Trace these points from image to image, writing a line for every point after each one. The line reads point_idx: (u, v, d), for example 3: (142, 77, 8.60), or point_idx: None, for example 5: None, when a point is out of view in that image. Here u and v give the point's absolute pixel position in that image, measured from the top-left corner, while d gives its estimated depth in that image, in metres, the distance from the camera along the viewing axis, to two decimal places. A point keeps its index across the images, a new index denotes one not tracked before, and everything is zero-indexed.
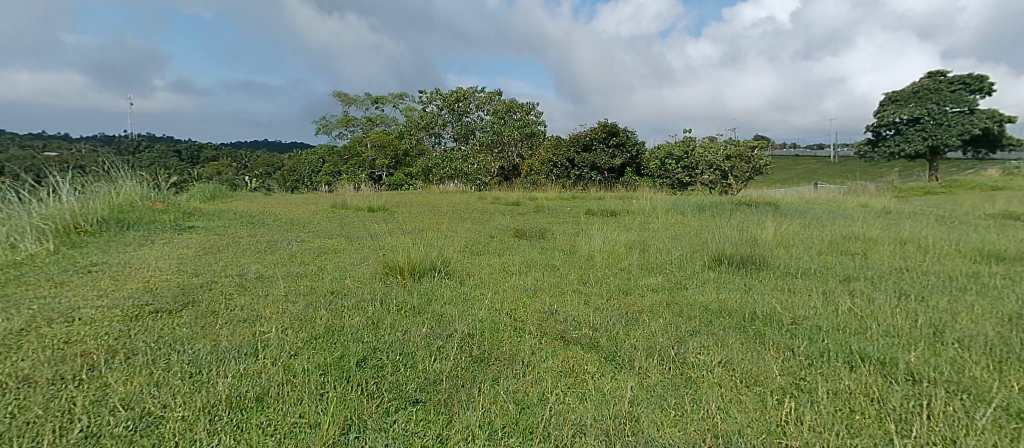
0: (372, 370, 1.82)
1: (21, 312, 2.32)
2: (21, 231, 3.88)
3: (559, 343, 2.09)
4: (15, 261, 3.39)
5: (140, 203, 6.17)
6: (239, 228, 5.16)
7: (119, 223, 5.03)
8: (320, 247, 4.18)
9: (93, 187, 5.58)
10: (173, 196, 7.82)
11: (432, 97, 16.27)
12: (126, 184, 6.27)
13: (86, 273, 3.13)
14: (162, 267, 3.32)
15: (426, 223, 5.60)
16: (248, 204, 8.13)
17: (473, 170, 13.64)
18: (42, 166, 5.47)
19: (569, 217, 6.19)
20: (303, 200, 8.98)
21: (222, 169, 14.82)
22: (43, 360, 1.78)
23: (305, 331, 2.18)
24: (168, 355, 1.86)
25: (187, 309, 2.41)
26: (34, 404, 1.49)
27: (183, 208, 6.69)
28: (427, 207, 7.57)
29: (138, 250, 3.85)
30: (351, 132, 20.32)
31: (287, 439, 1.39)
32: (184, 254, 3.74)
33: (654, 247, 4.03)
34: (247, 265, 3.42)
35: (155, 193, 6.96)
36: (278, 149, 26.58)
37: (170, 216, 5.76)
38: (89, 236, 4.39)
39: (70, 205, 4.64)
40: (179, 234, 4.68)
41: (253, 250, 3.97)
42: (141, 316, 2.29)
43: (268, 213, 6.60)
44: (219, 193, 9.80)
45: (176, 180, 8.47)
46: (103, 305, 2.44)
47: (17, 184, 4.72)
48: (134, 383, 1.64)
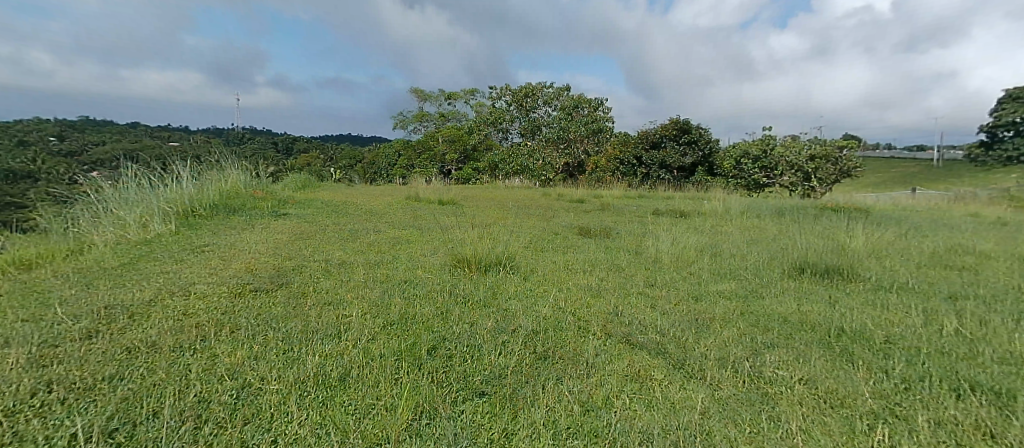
0: (441, 360, 1.89)
1: (151, 284, 2.65)
2: (152, 212, 4.45)
3: (625, 346, 2.06)
4: (146, 239, 3.88)
5: (246, 190, 6.81)
6: (326, 216, 5.54)
7: (228, 207, 5.60)
8: (395, 237, 4.39)
9: (207, 174, 6.23)
10: (270, 184, 8.55)
11: (501, 93, 16.43)
12: (232, 173, 6.94)
13: (201, 252, 3.52)
14: (261, 249, 3.64)
15: (494, 218, 5.69)
16: (334, 194, 8.71)
17: (539, 166, 13.68)
18: (168, 156, 6.19)
19: (637, 216, 6.06)
20: (381, 192, 9.48)
21: (310, 160, 15.95)
22: (167, 329, 2.02)
23: (382, 317, 2.30)
24: (266, 331, 2.04)
25: (281, 289, 2.64)
26: (160, 367, 1.69)
27: (278, 195, 7.29)
28: (495, 202, 7.70)
29: (242, 234, 4.26)
30: (424, 128, 21.03)
31: (366, 418, 1.48)
32: (280, 238, 4.08)
33: (728, 251, 3.84)
34: (332, 251, 3.67)
35: (255, 181, 7.65)
36: (357, 142, 28.22)
37: (268, 203, 6.29)
38: (203, 219, 4.91)
39: (190, 191, 5.22)
40: (276, 219, 5.12)
41: (337, 237, 4.24)
42: (243, 294, 2.54)
43: (349, 203, 7.03)
44: (309, 182, 10.57)
45: (272, 170, 9.25)
46: (213, 282, 2.73)
47: (148, 170, 5.37)
48: (238, 354, 1.82)
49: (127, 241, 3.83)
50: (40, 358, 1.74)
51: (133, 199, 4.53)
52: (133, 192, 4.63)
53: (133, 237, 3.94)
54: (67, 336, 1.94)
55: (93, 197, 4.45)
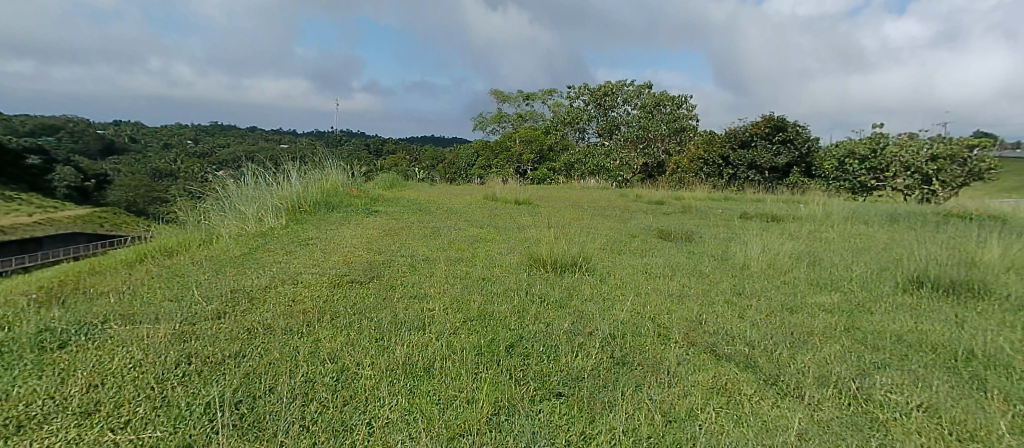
0: (519, 357, 1.92)
1: (265, 273, 2.97)
2: (266, 207, 5.01)
3: (709, 356, 1.96)
4: (260, 233, 4.35)
5: (342, 188, 7.37)
6: (410, 214, 5.83)
7: (327, 203, 6.10)
8: (473, 235, 4.52)
9: (311, 173, 6.84)
10: (362, 182, 9.18)
11: (580, 92, 16.27)
12: (331, 172, 7.54)
13: (305, 244, 3.87)
14: (355, 244, 3.92)
15: (570, 218, 5.66)
16: (418, 192, 9.15)
17: (617, 166, 13.38)
18: (278, 156, 6.88)
19: (723, 220, 5.73)
20: (461, 191, 9.81)
21: (396, 161, 16.89)
22: (278, 314, 2.26)
23: (462, 312, 2.39)
24: (360, 320, 2.21)
25: (372, 281, 2.83)
26: (274, 348, 1.90)
27: (369, 193, 7.81)
28: (571, 202, 7.65)
29: (337, 229, 4.61)
30: (502, 128, 21.41)
31: (450, 409, 1.54)
32: (370, 234, 4.37)
33: (828, 260, 3.51)
34: (416, 248, 3.86)
35: (350, 179, 8.25)
36: (439, 143, 29.38)
37: (360, 200, 6.76)
38: (306, 214, 5.40)
39: (296, 189, 5.75)
40: (367, 216, 5.49)
41: (420, 234, 4.45)
42: (340, 284, 2.76)
43: (432, 201, 7.34)
44: (396, 181, 11.20)
45: (364, 169, 9.92)
46: (315, 272, 2.99)
47: (262, 169, 6.01)
48: (337, 340, 1.98)
49: (245, 235, 4.30)
50: (182, 333, 2.02)
51: (249, 195, 5.08)
52: (250, 190, 5.20)
53: (250, 230, 4.49)
54: (201, 315, 2.24)
55: (218, 193, 5.08)
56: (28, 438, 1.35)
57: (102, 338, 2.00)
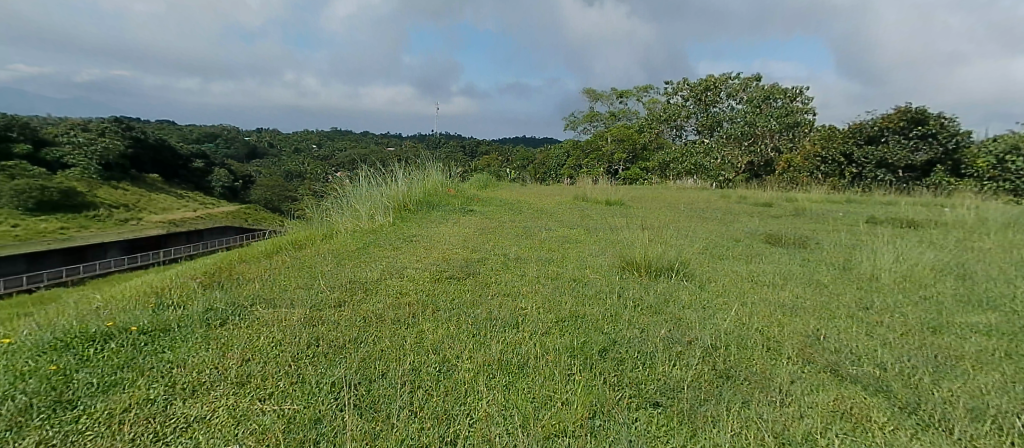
0: (613, 362, 1.88)
1: (375, 267, 3.25)
2: (375, 205, 5.43)
3: (828, 376, 1.77)
4: (370, 230, 4.74)
5: (440, 189, 7.77)
6: (504, 213, 5.97)
7: (427, 202, 6.46)
8: (565, 236, 4.51)
9: (414, 173, 7.30)
10: (458, 181, 9.59)
11: (678, 88, 15.51)
12: (431, 173, 7.98)
13: (409, 241, 4.14)
14: (452, 242, 4.11)
15: (667, 220, 5.42)
16: (511, 193, 9.34)
17: (717, 165, 12.58)
18: (385, 159, 7.44)
19: (845, 224, 5.13)
20: (552, 191, 9.83)
21: (490, 162, 17.42)
22: (386, 306, 2.48)
23: (553, 312, 2.40)
24: (458, 316, 2.34)
25: (469, 278, 2.97)
26: (384, 338, 2.07)
27: (465, 193, 8.13)
28: (667, 204, 7.33)
29: (437, 227, 4.87)
30: (594, 127, 21.11)
31: (545, 408, 1.57)
32: (467, 232, 4.56)
33: (984, 274, 2.99)
34: (508, 247, 3.95)
35: (447, 180, 8.66)
36: (532, 144, 29.72)
37: (457, 200, 7.07)
38: (409, 213, 5.77)
39: (401, 189, 6.16)
40: (464, 215, 5.72)
41: (513, 234, 4.54)
42: (440, 280, 2.93)
43: (524, 201, 7.46)
44: (490, 181, 11.55)
45: (460, 170, 10.35)
46: (417, 268, 3.20)
47: (372, 171, 6.53)
48: (438, 333, 2.12)
49: (357, 232, 4.70)
50: (310, 319, 2.29)
51: (360, 195, 5.55)
52: (361, 190, 5.67)
53: (361, 227, 4.91)
54: (324, 304, 2.52)
55: (335, 194, 5.63)
56: (199, 398, 1.60)
57: (249, 319, 2.33)
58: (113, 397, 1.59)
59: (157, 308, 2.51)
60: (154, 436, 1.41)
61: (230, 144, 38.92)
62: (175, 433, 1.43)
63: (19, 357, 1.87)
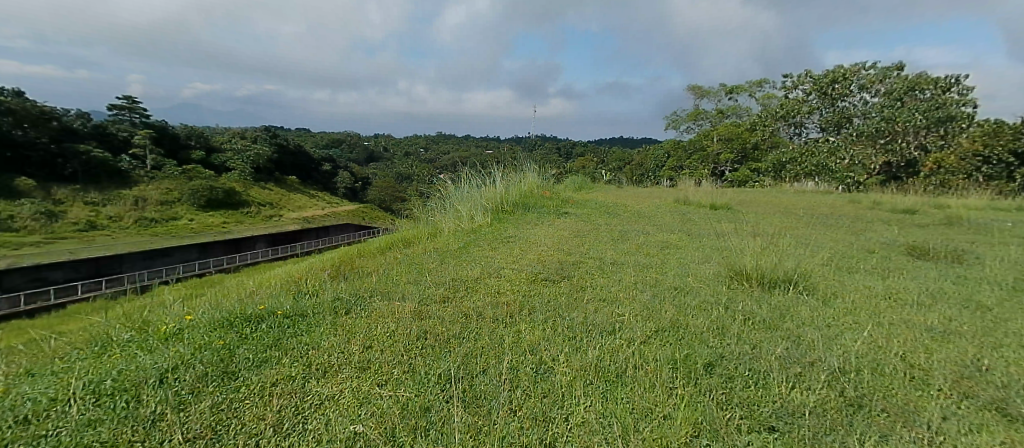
0: (720, 379, 1.77)
1: (475, 266, 3.40)
2: (475, 207, 5.65)
3: (993, 416, 1.51)
4: (471, 230, 4.95)
5: (536, 190, 7.87)
6: (600, 216, 5.89)
7: (524, 204, 6.58)
8: (664, 241, 4.32)
9: (511, 175, 7.47)
10: (554, 183, 9.63)
11: (798, 81, 14.09)
12: (528, 175, 8.10)
13: (506, 242, 4.26)
14: (547, 244, 4.15)
15: (782, 227, 4.96)
16: (607, 195, 9.17)
17: (844, 167, 11.23)
18: (485, 162, 7.71)
19: (1014, 237, 4.29)
20: (650, 194, 9.46)
21: (588, 163, 17.33)
22: (486, 304, 2.58)
23: (653, 321, 2.32)
24: (555, 318, 2.37)
25: (564, 281, 2.98)
26: (483, 335, 2.17)
27: (561, 195, 8.14)
28: (782, 209, 6.69)
29: (533, 228, 4.94)
30: (699, 126, 19.94)
31: (647, 420, 1.52)
32: (562, 235, 4.57)
33: None
34: (605, 251, 3.88)
35: (544, 182, 8.77)
36: (631, 144, 28.89)
37: (552, 202, 7.11)
38: (507, 214, 5.92)
39: (500, 190, 6.34)
40: (559, 217, 5.74)
41: (610, 237, 4.46)
42: (537, 282, 2.99)
43: (620, 204, 7.28)
44: (586, 184, 11.46)
45: (556, 172, 10.39)
46: (515, 269, 3.29)
47: (472, 173, 6.80)
48: (535, 334, 2.17)
49: (458, 231, 4.94)
50: (417, 313, 2.46)
51: (462, 196, 5.82)
52: (463, 191, 5.96)
53: (461, 227, 5.15)
54: (430, 299, 2.69)
55: (440, 197, 5.98)
56: (328, 379, 1.80)
57: (367, 309, 2.56)
58: (263, 372, 1.85)
59: (294, 296, 2.86)
60: (295, 409, 1.61)
61: (351, 149, 43.15)
62: (311, 408, 1.62)
63: (195, 331, 2.25)
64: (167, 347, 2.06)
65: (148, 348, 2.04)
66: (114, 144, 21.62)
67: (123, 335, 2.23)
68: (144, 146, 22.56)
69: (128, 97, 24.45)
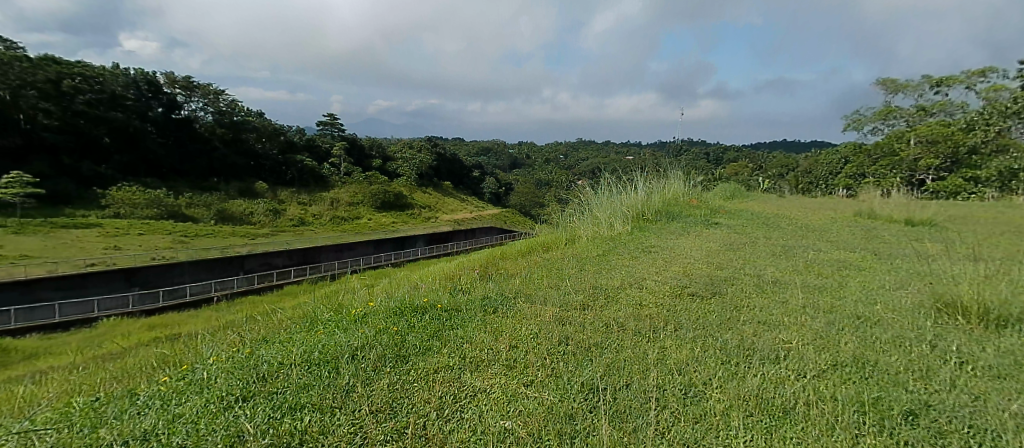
0: (926, 433, 1.47)
1: (616, 275, 3.34)
2: (616, 215, 5.56)
3: None
4: (612, 238, 4.89)
5: (682, 198, 7.43)
6: (758, 228, 5.33)
7: (669, 212, 6.26)
8: (841, 260, 3.74)
9: (656, 182, 7.17)
10: (702, 191, 8.98)
11: None
12: (675, 182, 7.68)
13: (648, 252, 4.10)
14: (696, 256, 3.88)
15: (1013, 252, 3.91)
16: (766, 205, 8.24)
17: None
18: (628, 169, 7.52)
19: None
20: (822, 205, 8.24)
21: (741, 168, 15.79)
22: (628, 315, 2.53)
23: (829, 352, 2.03)
24: (705, 338, 2.21)
25: (715, 299, 2.77)
26: (626, 347, 2.13)
27: (711, 204, 7.56)
28: (1016, 229, 5.26)
29: (679, 239, 4.68)
30: (889, 127, 16.81)
31: None
32: (712, 247, 4.24)
33: None
34: (764, 267, 3.49)
35: (691, 190, 8.23)
36: (797, 148, 25.52)
37: (701, 211, 6.64)
38: (650, 222, 5.69)
39: (643, 197, 6.13)
40: (709, 228, 5.33)
41: (770, 253, 4.00)
42: (682, 296, 2.84)
43: (783, 216, 6.48)
44: (739, 191, 10.46)
45: (705, 180, 9.69)
46: (659, 281, 3.16)
47: (615, 179, 6.69)
48: (682, 352, 2.06)
49: (598, 238, 4.92)
50: (559, 318, 2.50)
51: (603, 203, 5.78)
52: (604, 198, 5.90)
53: (602, 235, 5.10)
54: (571, 305, 2.72)
55: (583, 204, 6.01)
56: (481, 373, 1.94)
57: (512, 310, 2.68)
58: (426, 359, 2.06)
59: (450, 291, 3.15)
60: (454, 398, 1.76)
61: (497, 156, 45.68)
62: (467, 398, 1.75)
63: (374, 317, 2.61)
64: (356, 328, 2.43)
65: (343, 328, 2.44)
66: (320, 153, 26.36)
67: (325, 315, 2.70)
68: (338, 156, 26.99)
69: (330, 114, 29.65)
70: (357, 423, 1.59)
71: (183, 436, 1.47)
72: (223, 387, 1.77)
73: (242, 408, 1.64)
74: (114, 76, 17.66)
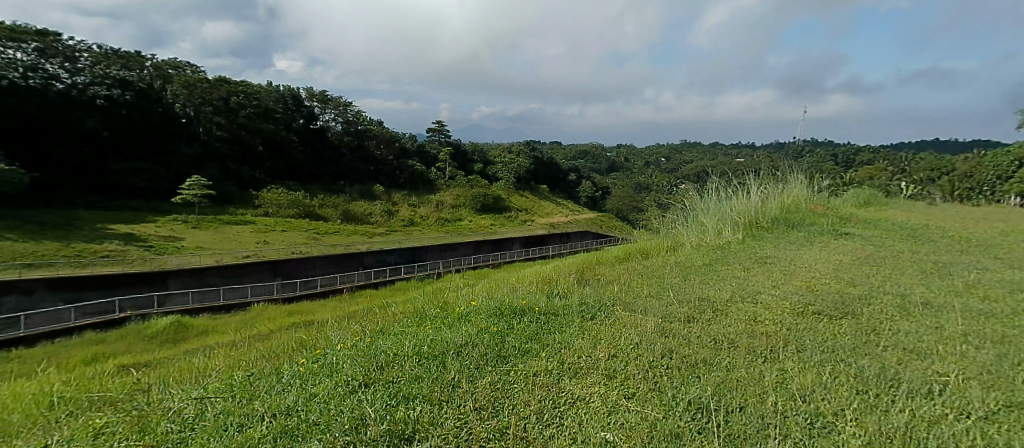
0: None
1: (726, 287, 3.11)
2: (725, 222, 5.19)
3: None
4: (720, 246, 4.58)
5: (804, 204, 6.69)
6: (902, 241, 4.61)
7: (788, 220, 5.67)
8: (1016, 282, 3.10)
9: (773, 187, 6.55)
10: (828, 196, 7.99)
11: None
12: (795, 187, 6.94)
13: (763, 263, 3.76)
14: (821, 270, 3.47)
15: None
16: (912, 214, 7.10)
17: None
18: (742, 172, 6.94)
19: None
20: (988, 215, 6.89)
21: (878, 169, 13.80)
22: (740, 331, 2.34)
23: (1001, 392, 1.70)
24: (834, 362, 1.98)
25: (847, 319, 2.46)
26: (737, 366, 1.97)
27: (840, 212, 6.70)
28: None
29: (800, 250, 4.23)
30: None
31: None
32: (841, 260, 3.77)
33: None
34: (910, 286, 3.02)
35: (815, 195, 7.36)
36: (953, 147, 21.69)
37: (827, 219, 5.92)
38: (765, 231, 5.21)
39: (756, 202, 5.63)
40: (837, 239, 4.74)
41: (918, 270, 3.44)
42: (805, 314, 2.56)
43: (935, 227, 5.53)
44: (874, 197, 9.14)
45: (831, 185, 8.62)
46: (777, 295, 2.89)
47: (726, 183, 6.21)
48: (806, 376, 1.86)
49: (704, 247, 4.64)
50: (662, 329, 2.39)
51: (711, 209, 5.41)
52: (711, 203, 5.53)
53: (710, 243, 4.80)
54: (675, 316, 2.58)
55: (690, 209, 5.70)
56: (580, 380, 1.92)
57: (612, 318, 2.62)
58: (526, 362, 2.09)
59: (548, 294, 3.17)
60: (553, 403, 1.76)
61: (596, 159, 44.89)
62: (566, 405, 1.74)
63: (477, 315, 2.70)
64: (460, 325, 2.54)
65: (448, 324, 2.56)
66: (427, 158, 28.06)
67: (432, 311, 2.86)
68: (444, 160, 28.50)
69: (438, 121, 31.43)
70: (463, 418, 1.66)
71: (316, 414, 1.64)
72: (348, 373, 1.96)
73: (364, 393, 1.79)
74: (269, 93, 20.77)
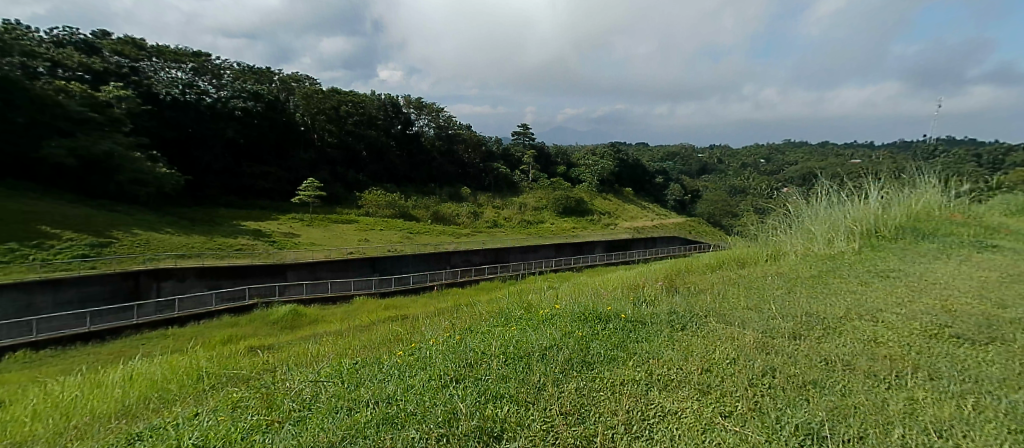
0: None
1: (838, 302, 2.80)
2: (837, 230, 4.70)
3: None
4: (831, 257, 4.15)
5: (938, 212, 5.81)
6: None
7: (917, 228, 4.98)
8: None
9: (898, 192, 5.77)
10: (971, 203, 6.86)
11: None
12: (927, 191, 6.05)
13: (886, 277, 3.33)
14: (962, 288, 2.99)
15: None
16: None
17: None
18: (860, 175, 6.20)
19: None
20: None
21: None
22: (856, 352, 2.10)
23: None
24: (979, 394, 1.70)
25: (995, 346, 2.10)
26: (855, 391, 1.77)
27: (986, 221, 5.72)
28: None
29: (932, 264, 3.69)
30: None
31: None
32: (986, 277, 3.23)
33: None
34: None
35: (953, 201, 6.37)
36: None
37: (968, 228, 5.10)
38: (888, 240, 4.61)
39: (877, 208, 5.01)
40: (980, 252, 4.07)
41: None
42: (940, 337, 2.23)
43: None
44: None
45: (975, 191, 7.39)
46: (904, 314, 2.54)
47: (839, 187, 5.59)
48: (942, 409, 1.62)
49: (812, 256, 4.22)
50: (763, 345, 2.21)
51: (821, 216, 4.92)
52: (821, 210, 5.03)
53: (818, 253, 4.37)
54: (778, 332, 2.37)
55: (795, 216, 5.23)
56: (670, 392, 1.83)
57: (705, 329, 2.47)
58: (612, 369, 2.04)
59: (635, 301, 3.07)
60: (642, 414, 1.69)
61: (686, 161, 42.62)
62: (656, 418, 1.68)
63: (561, 319, 2.69)
64: (545, 327, 2.54)
65: (533, 326, 2.58)
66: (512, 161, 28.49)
67: (517, 312, 2.90)
68: (528, 163, 28.79)
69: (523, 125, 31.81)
70: (549, 421, 1.66)
71: (413, 404, 1.73)
72: (441, 367, 2.04)
73: (456, 388, 1.86)
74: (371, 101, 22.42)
